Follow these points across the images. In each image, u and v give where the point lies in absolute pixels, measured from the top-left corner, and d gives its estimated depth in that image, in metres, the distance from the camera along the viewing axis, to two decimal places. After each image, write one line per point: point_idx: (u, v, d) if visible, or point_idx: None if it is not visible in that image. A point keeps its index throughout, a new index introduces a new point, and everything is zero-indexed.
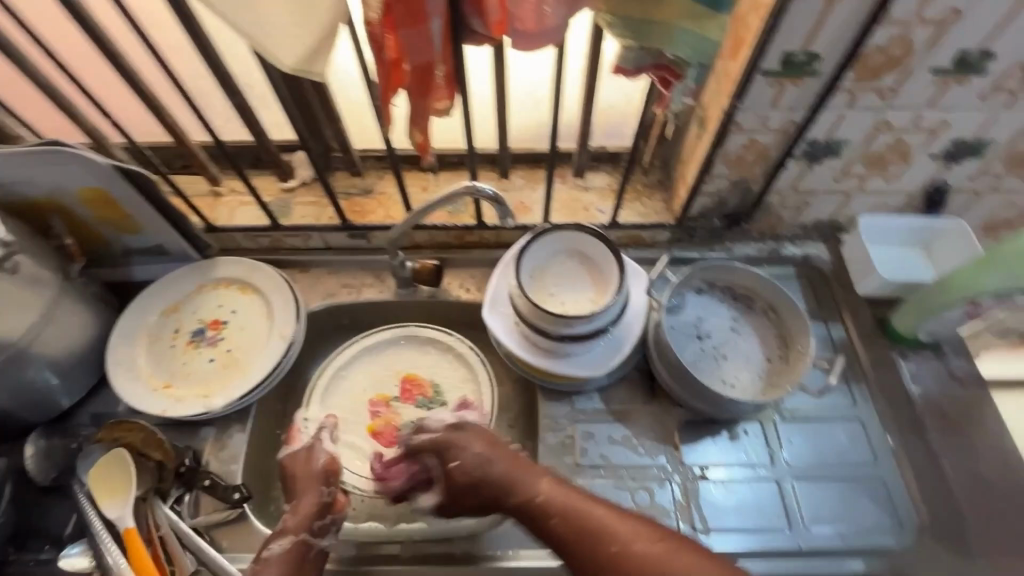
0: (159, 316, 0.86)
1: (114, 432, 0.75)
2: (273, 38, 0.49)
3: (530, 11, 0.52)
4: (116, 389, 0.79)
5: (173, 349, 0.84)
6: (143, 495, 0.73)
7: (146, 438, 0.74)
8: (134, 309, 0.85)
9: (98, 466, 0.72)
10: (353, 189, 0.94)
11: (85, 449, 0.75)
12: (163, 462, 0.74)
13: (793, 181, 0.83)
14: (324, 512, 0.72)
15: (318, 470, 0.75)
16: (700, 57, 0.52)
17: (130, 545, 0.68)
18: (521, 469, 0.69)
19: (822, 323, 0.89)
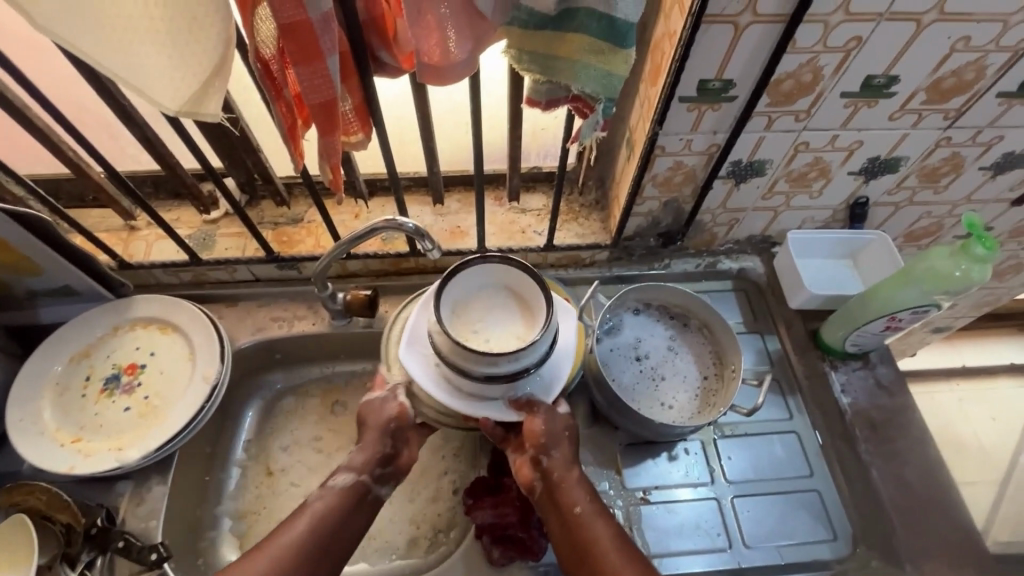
0: (69, 363, 0.80)
1: (12, 497, 0.71)
2: (152, 82, 0.45)
3: (434, 45, 0.50)
4: (16, 448, 0.73)
5: (83, 399, 0.78)
6: (48, 563, 0.67)
7: (50, 500, 0.70)
8: (40, 356, 0.79)
9: None
10: (281, 219, 0.91)
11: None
12: (71, 526, 0.70)
13: (722, 200, 0.84)
14: (386, 463, 0.74)
15: (391, 419, 0.75)
16: (608, 93, 0.51)
17: None
18: (568, 478, 0.70)
19: (758, 336, 0.91)
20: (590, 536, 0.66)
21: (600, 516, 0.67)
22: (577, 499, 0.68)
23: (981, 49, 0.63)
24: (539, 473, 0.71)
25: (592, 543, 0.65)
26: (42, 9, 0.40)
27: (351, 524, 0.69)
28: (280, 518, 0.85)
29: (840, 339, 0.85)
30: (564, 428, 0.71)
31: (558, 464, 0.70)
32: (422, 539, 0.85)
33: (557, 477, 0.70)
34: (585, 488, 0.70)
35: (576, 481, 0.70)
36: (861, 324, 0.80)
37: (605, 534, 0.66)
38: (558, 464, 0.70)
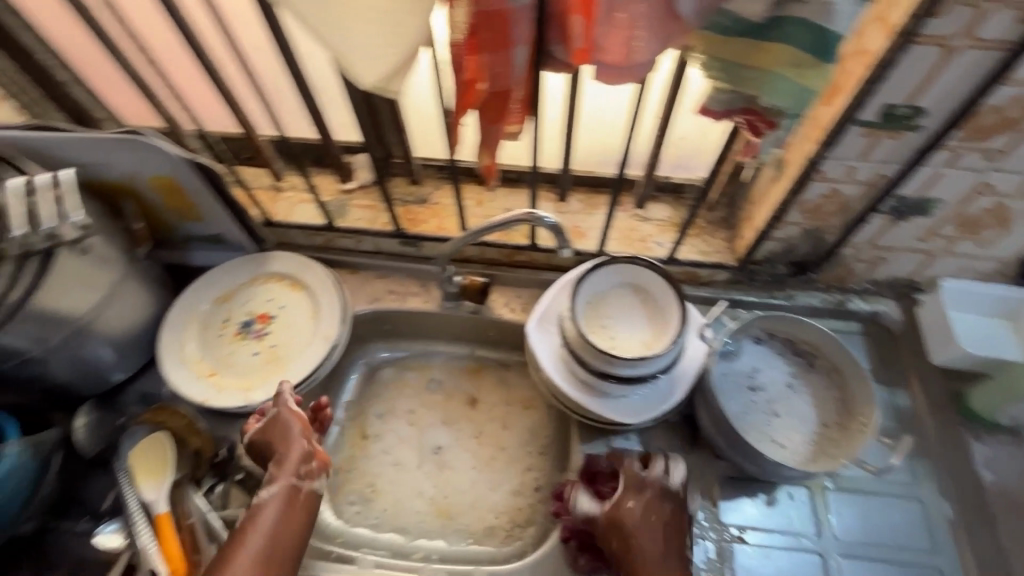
0: (212, 304, 0.88)
1: (157, 417, 0.78)
2: (359, 55, 0.48)
3: (620, 44, 0.49)
4: (163, 372, 0.81)
5: (221, 338, 0.86)
6: (178, 481, 0.74)
7: (185, 426, 0.77)
8: (190, 293, 0.87)
9: (140, 447, 0.74)
10: (409, 197, 0.94)
11: (128, 430, 0.77)
12: (202, 452, 0.76)
13: (873, 236, 0.77)
14: (309, 459, 0.71)
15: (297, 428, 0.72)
16: (797, 107, 0.49)
17: (161, 529, 0.69)
18: (646, 528, 0.67)
19: (887, 388, 0.83)
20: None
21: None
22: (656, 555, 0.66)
23: None
24: (620, 522, 0.68)
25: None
26: None
27: (289, 529, 0.67)
28: (369, 481, 0.89)
29: (993, 409, 0.78)
30: (653, 478, 0.70)
31: (637, 514, 0.68)
32: (500, 530, 0.85)
33: (635, 530, 0.67)
34: (665, 545, 0.67)
35: (651, 534, 0.67)
36: None
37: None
38: (638, 515, 0.68)
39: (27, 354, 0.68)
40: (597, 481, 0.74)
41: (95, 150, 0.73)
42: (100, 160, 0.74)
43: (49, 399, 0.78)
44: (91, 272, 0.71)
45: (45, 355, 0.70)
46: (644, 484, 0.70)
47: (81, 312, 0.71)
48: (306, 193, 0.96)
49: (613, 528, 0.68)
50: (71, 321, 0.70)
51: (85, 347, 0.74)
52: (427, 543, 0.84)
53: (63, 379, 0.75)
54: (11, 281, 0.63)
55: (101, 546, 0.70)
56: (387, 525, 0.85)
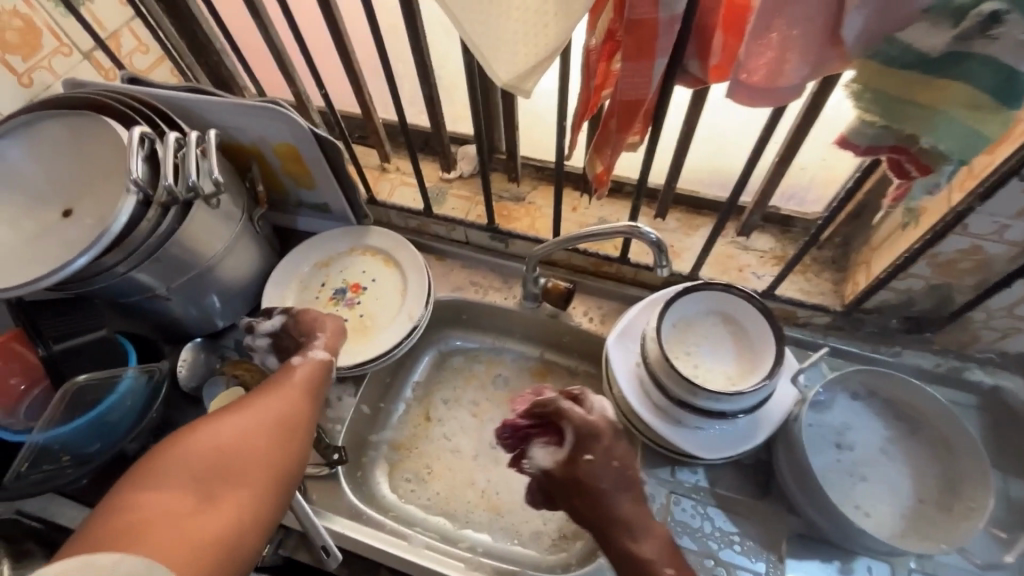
0: (312, 269, 0.94)
1: (234, 369, 0.82)
2: (499, 53, 0.49)
3: (764, 65, 0.46)
4: None
5: (316, 301, 0.91)
6: None
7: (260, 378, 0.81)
8: (294, 257, 0.93)
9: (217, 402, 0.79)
10: (505, 193, 0.96)
11: (212, 378, 0.84)
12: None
13: (1012, 304, 0.69)
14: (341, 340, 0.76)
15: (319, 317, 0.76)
16: (962, 154, 0.44)
17: None
18: (613, 483, 0.64)
19: (1000, 474, 0.74)
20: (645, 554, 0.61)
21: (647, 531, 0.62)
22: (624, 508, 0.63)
23: None
24: (577, 481, 0.65)
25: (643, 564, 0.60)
26: None
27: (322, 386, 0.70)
28: (426, 463, 0.91)
29: None
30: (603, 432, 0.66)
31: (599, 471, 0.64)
32: (548, 537, 0.84)
33: (599, 485, 0.64)
34: (628, 496, 0.64)
35: (612, 481, 0.64)
36: None
37: (658, 553, 0.61)
38: (599, 472, 0.64)
39: (154, 291, 0.75)
40: (554, 430, 0.70)
41: (235, 116, 0.79)
42: (235, 125, 0.81)
43: (164, 333, 0.86)
44: (218, 227, 0.77)
45: (168, 294, 0.77)
46: (599, 434, 0.66)
47: (205, 261, 0.77)
48: (409, 176, 1.00)
49: (569, 484, 0.65)
50: (195, 265, 0.76)
51: (200, 293, 0.81)
52: (474, 535, 0.85)
53: (178, 318, 0.83)
54: (156, 224, 0.68)
55: None
56: (437, 509, 0.87)
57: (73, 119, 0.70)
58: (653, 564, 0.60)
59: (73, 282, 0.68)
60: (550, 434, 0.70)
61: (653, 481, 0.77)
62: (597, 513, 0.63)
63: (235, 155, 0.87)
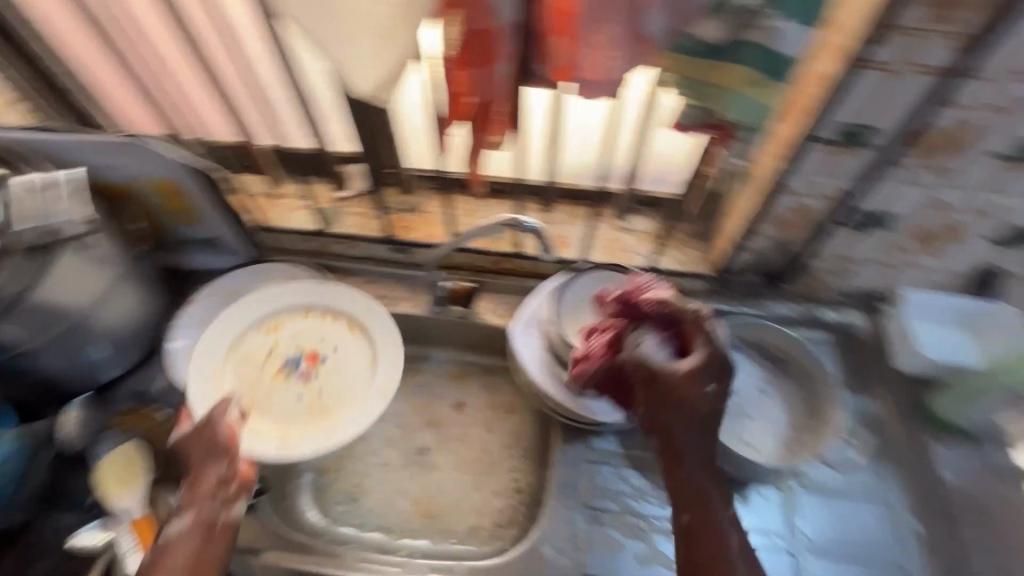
0: (258, 329, 0.87)
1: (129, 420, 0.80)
2: (355, 66, 0.54)
3: (595, 62, 0.53)
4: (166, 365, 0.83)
5: (262, 372, 0.84)
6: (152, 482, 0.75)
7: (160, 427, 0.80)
8: (235, 310, 0.86)
9: (108, 459, 0.75)
10: (401, 206, 0.98)
11: (104, 434, 0.79)
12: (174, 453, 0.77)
13: (838, 248, 0.82)
14: (227, 480, 0.63)
15: (214, 443, 0.65)
16: (752, 119, 0.54)
17: (140, 529, 0.70)
18: (703, 419, 0.60)
19: (855, 394, 0.87)
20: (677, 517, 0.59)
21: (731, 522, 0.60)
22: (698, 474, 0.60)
23: None
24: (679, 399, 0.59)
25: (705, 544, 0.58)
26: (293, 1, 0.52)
27: (205, 554, 0.60)
28: (353, 482, 0.90)
29: (958, 413, 0.81)
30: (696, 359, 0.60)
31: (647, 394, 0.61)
32: (485, 530, 0.86)
33: (704, 414, 0.59)
34: (702, 431, 0.60)
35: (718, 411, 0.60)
36: None
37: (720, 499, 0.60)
38: (713, 401, 0.59)
39: (29, 342, 0.71)
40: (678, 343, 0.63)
41: (99, 153, 0.76)
42: (101, 163, 0.77)
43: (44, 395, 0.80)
44: (89, 269, 0.73)
45: (46, 344, 0.73)
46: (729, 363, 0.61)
47: (81, 305, 0.73)
48: (301, 200, 1.00)
49: (665, 399, 0.59)
50: (73, 309, 0.73)
51: (77, 342, 0.76)
52: (411, 542, 0.85)
53: (56, 374, 0.77)
54: None
55: (79, 545, 0.71)
56: (372, 524, 0.87)
57: None
58: (721, 513, 0.59)
59: None
60: (672, 341, 0.63)
61: (572, 455, 0.82)
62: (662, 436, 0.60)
63: (104, 195, 0.82)
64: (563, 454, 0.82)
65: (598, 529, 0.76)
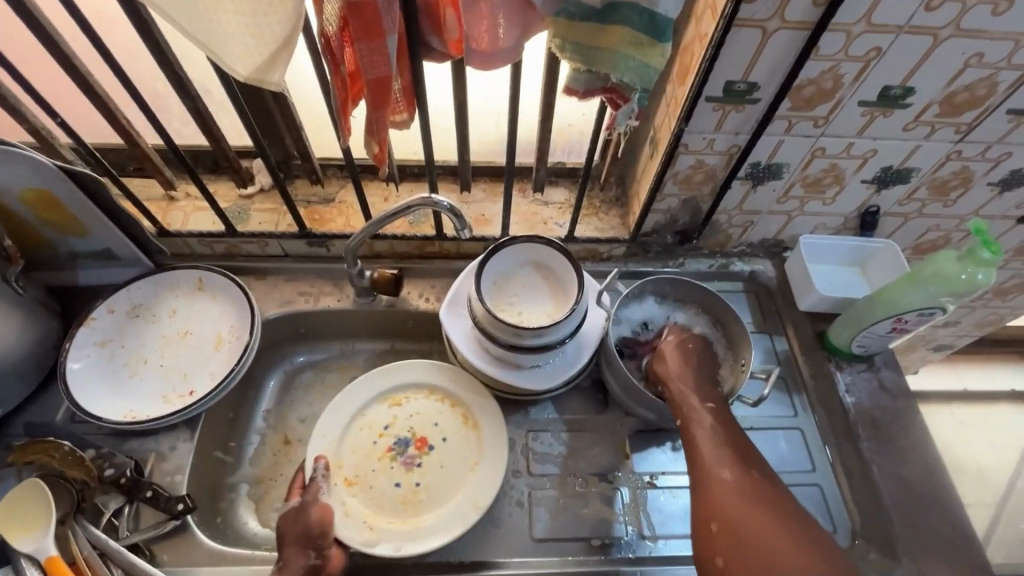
0: (382, 403, 0.85)
1: (27, 455, 0.72)
2: (229, 47, 0.49)
3: (485, 32, 0.53)
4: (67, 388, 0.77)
5: (373, 450, 0.82)
6: (62, 518, 0.68)
7: (64, 458, 0.72)
8: (367, 381, 0.85)
9: (8, 500, 0.67)
10: (313, 198, 0.94)
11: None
12: (87, 483, 0.72)
13: (739, 201, 0.87)
14: (310, 575, 0.67)
15: (312, 531, 0.70)
16: (644, 83, 0.55)
17: (54, 573, 0.64)
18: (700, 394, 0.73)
19: (767, 336, 0.94)
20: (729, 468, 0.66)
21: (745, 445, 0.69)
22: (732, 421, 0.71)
23: (993, 65, 0.66)
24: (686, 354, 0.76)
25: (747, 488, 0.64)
26: None
27: None
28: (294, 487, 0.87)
29: (846, 340, 0.88)
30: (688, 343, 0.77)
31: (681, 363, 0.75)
32: None
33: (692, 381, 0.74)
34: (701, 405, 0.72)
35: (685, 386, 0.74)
36: (867, 325, 0.84)
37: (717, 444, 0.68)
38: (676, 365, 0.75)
39: None
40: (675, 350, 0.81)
41: None
42: None
43: None
44: None
45: None
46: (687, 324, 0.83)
47: None
48: (202, 200, 0.93)
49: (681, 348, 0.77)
50: None
51: None
52: None
53: None
54: None
55: None
56: None
57: None
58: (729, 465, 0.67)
59: None
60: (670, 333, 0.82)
61: (511, 427, 0.83)
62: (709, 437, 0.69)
63: None
64: (503, 427, 0.83)
65: (543, 494, 0.78)
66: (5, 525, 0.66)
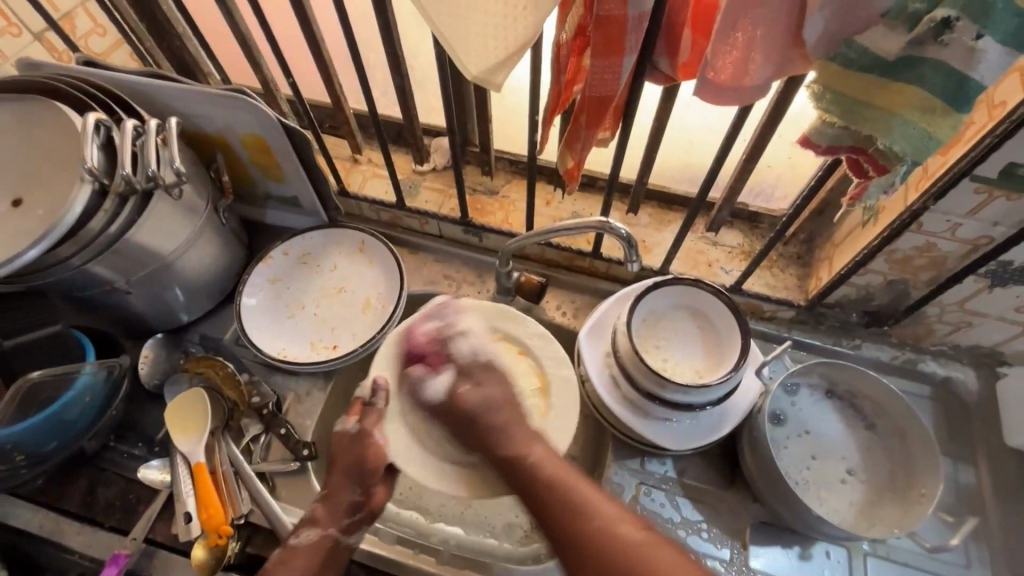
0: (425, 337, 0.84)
1: (199, 365, 0.82)
2: (466, 46, 0.48)
3: (730, 64, 0.46)
4: (239, 315, 0.86)
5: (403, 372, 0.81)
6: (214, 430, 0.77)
7: (225, 377, 0.81)
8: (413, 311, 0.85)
9: (176, 401, 0.77)
10: (479, 187, 0.95)
11: (174, 376, 0.82)
12: (237, 405, 0.80)
13: (963, 299, 0.72)
14: (355, 509, 0.68)
15: (360, 465, 0.70)
16: (916, 155, 0.46)
17: (198, 478, 0.72)
18: (520, 427, 0.63)
19: (951, 461, 0.78)
20: (522, 478, 0.58)
21: (538, 445, 0.61)
22: (512, 434, 0.62)
23: None
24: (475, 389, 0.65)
25: (572, 480, 0.56)
26: None
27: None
28: None
29: None
30: (484, 362, 0.69)
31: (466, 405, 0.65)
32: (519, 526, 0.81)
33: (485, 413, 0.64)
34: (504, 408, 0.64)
35: (479, 401, 0.64)
36: None
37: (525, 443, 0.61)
38: (471, 396, 0.65)
39: (112, 284, 0.72)
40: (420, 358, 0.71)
41: (198, 104, 0.76)
42: (198, 113, 0.78)
43: (125, 329, 0.83)
44: (180, 216, 0.74)
45: (127, 288, 0.75)
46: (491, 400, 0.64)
47: (168, 252, 0.75)
48: (381, 168, 0.98)
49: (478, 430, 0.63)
50: (157, 257, 0.73)
51: (162, 286, 0.78)
52: (447, 529, 0.81)
53: (140, 312, 0.81)
54: (113, 216, 0.66)
55: (144, 478, 0.74)
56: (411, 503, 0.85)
57: (24, 104, 0.68)
58: (517, 455, 0.60)
59: (23, 275, 0.65)
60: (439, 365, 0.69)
61: (624, 472, 0.78)
62: (512, 463, 0.59)
63: (199, 143, 0.84)
64: (613, 470, 0.78)
65: None
66: (174, 422, 0.76)
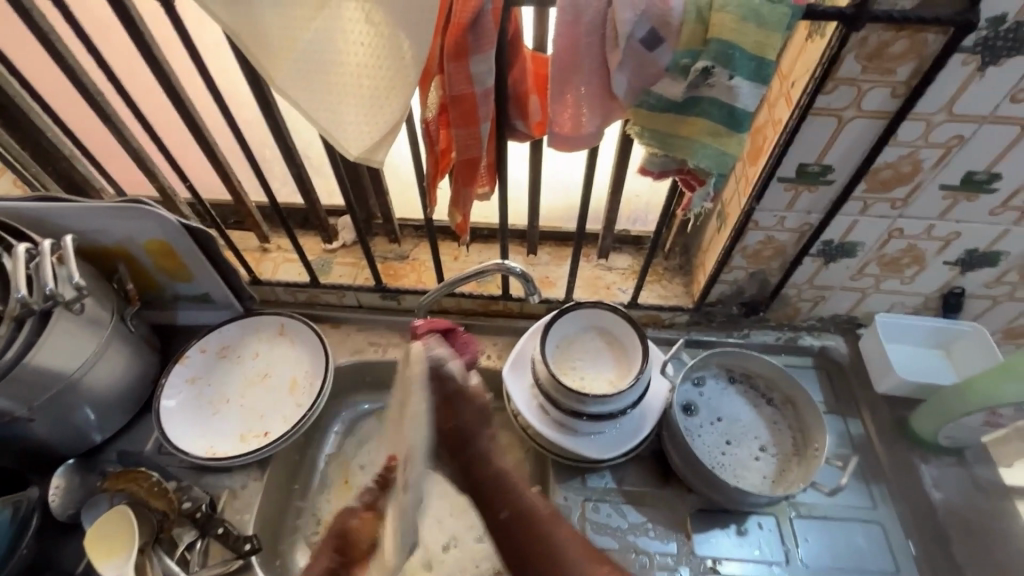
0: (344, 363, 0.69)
1: (118, 482, 0.78)
2: (345, 131, 0.56)
3: (568, 117, 0.56)
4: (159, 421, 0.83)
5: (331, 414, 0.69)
6: (143, 547, 0.74)
7: (150, 488, 0.77)
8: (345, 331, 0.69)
9: (98, 525, 0.74)
10: (389, 254, 1.01)
11: (91, 500, 0.78)
12: (167, 514, 0.77)
13: (809, 277, 0.86)
14: None
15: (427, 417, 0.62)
16: (720, 168, 0.58)
17: None
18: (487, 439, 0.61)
19: (841, 418, 0.89)
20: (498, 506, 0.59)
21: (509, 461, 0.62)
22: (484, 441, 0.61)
23: None
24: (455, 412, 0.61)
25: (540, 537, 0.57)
26: (285, 85, 0.53)
27: None
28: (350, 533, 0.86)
29: (935, 432, 0.83)
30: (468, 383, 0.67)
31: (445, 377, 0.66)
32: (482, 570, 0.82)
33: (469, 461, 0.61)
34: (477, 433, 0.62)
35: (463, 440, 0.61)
36: (958, 417, 0.80)
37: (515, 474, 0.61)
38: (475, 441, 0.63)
39: (12, 414, 0.70)
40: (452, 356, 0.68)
41: (92, 218, 0.77)
42: (95, 228, 0.79)
43: (31, 462, 0.78)
44: (84, 331, 0.73)
45: (30, 416, 0.72)
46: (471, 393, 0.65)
47: (72, 370, 0.73)
48: (291, 253, 1.02)
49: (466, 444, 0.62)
50: (62, 377, 0.71)
51: (69, 407, 0.75)
52: None
53: (46, 441, 0.77)
54: (8, 341, 0.65)
55: None
56: None
57: None
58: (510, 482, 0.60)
59: None
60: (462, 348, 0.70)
61: (569, 494, 0.82)
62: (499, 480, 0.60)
63: (98, 257, 0.84)
64: (559, 493, 0.82)
65: None
66: (97, 544, 0.73)
